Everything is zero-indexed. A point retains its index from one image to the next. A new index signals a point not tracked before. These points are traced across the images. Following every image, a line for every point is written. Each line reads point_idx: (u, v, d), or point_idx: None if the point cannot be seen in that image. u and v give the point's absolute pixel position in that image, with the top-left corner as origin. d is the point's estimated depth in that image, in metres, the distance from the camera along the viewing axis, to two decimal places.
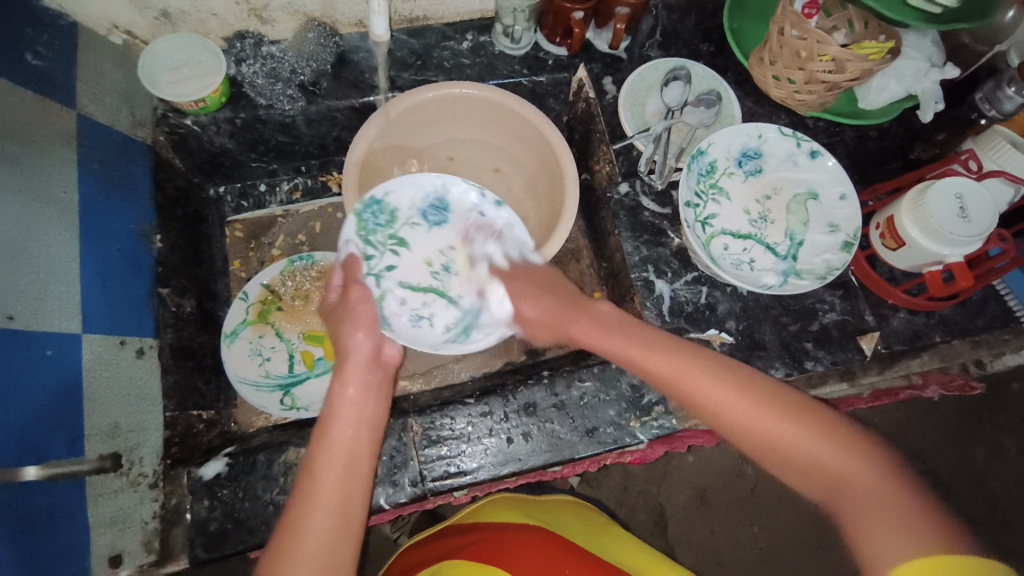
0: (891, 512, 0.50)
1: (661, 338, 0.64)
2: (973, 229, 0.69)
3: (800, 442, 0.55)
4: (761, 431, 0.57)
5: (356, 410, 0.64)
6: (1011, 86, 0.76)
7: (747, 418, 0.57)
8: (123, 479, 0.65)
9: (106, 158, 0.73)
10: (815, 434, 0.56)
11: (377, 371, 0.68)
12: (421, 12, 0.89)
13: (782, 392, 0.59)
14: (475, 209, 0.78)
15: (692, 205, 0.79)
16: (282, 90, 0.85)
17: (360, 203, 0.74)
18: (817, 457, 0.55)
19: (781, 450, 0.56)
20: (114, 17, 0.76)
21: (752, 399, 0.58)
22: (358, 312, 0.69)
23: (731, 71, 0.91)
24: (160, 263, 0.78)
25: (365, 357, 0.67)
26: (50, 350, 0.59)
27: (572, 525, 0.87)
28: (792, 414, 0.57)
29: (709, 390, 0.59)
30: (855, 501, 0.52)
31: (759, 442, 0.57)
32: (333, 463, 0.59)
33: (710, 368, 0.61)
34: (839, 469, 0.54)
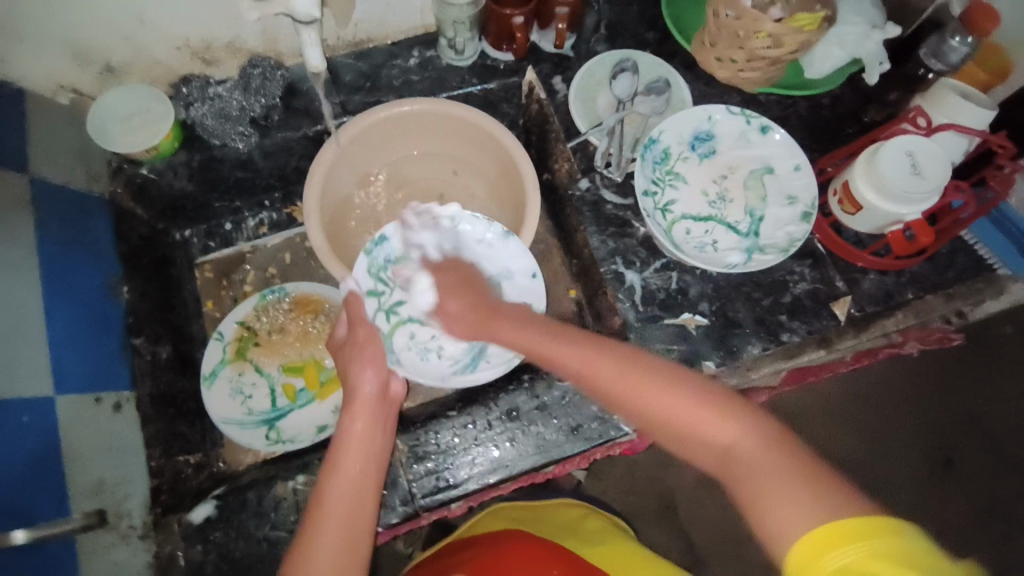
0: (770, 479, 0.45)
1: (569, 333, 0.62)
2: (927, 185, 0.69)
3: (677, 415, 0.51)
4: (650, 411, 0.53)
5: (365, 442, 0.65)
6: (954, 38, 0.79)
7: (639, 398, 0.54)
8: (114, 534, 0.65)
9: (65, 216, 0.73)
10: (685, 406, 0.51)
11: (381, 401, 0.69)
12: (365, 34, 0.89)
13: (671, 370, 0.54)
14: (482, 241, 0.78)
15: (649, 194, 0.81)
16: (233, 128, 0.85)
17: (372, 242, 0.76)
18: (707, 433, 0.50)
19: (671, 426, 0.52)
20: (60, 76, 0.76)
21: (638, 379, 0.54)
22: (370, 347, 0.72)
23: (678, 56, 0.91)
24: (131, 314, 0.78)
25: (373, 393, 0.69)
26: (27, 415, 0.60)
27: (576, 530, 0.85)
28: (664, 385, 0.53)
29: (612, 375, 0.56)
30: (741, 471, 0.47)
31: (650, 422, 0.53)
32: (338, 499, 0.61)
33: (613, 354, 0.57)
34: (709, 435, 0.50)
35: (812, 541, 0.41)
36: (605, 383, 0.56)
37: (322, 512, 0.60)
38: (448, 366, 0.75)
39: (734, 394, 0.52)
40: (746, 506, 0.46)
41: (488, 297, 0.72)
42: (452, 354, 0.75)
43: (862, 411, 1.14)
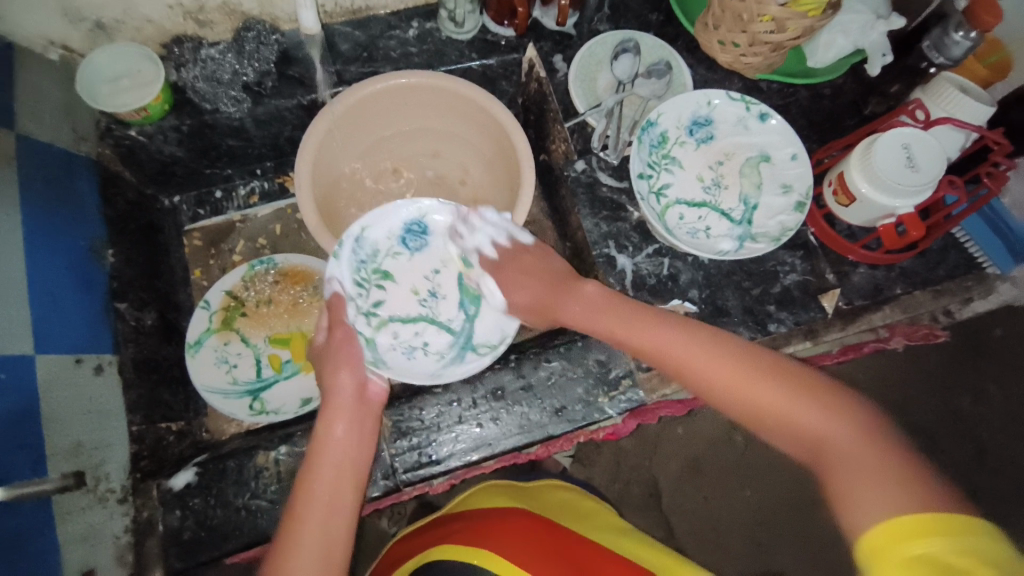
0: (874, 469, 0.49)
1: (662, 317, 0.66)
2: (921, 178, 0.69)
3: (785, 404, 0.56)
4: (751, 393, 0.58)
5: (343, 447, 0.64)
6: (958, 32, 0.78)
7: (727, 375, 0.59)
8: (90, 496, 0.65)
9: (49, 176, 0.72)
10: (788, 396, 0.56)
11: (360, 401, 0.67)
12: (363, 2, 0.87)
13: (777, 357, 0.60)
14: (451, 228, 0.79)
15: (645, 176, 0.80)
16: (225, 92, 0.83)
17: (340, 244, 0.73)
18: (809, 420, 0.55)
19: (772, 413, 0.57)
20: (48, 32, 0.75)
21: (738, 367, 0.60)
22: (337, 350, 0.70)
23: (681, 40, 0.90)
24: (115, 278, 0.77)
25: (349, 396, 0.67)
26: (5, 373, 0.59)
27: (566, 508, 0.86)
28: (759, 374, 0.58)
29: (719, 363, 0.60)
30: (841, 463, 0.51)
31: (749, 409, 0.58)
32: (315, 500, 0.60)
33: (726, 344, 0.62)
34: (808, 427, 0.55)
35: (893, 525, 0.44)
36: (702, 368, 0.61)
37: (299, 513, 0.59)
38: (434, 360, 0.75)
39: (840, 390, 0.57)
40: (835, 499, 0.50)
41: (553, 271, 0.73)
42: (439, 347, 0.76)
43: None
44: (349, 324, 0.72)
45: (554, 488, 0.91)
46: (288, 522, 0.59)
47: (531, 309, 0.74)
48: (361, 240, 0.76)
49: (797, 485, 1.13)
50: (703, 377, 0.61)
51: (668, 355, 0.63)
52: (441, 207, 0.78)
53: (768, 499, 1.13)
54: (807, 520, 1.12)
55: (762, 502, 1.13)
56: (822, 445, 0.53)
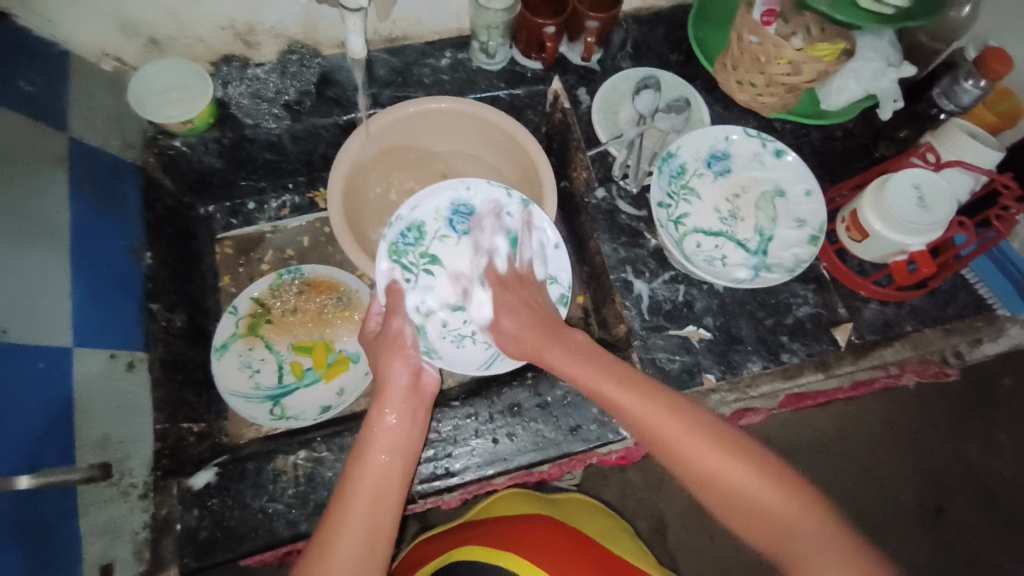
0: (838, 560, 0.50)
1: (639, 379, 0.64)
2: (931, 217, 0.72)
3: (732, 478, 0.56)
4: (699, 467, 0.57)
5: (395, 435, 0.66)
6: (967, 80, 0.81)
7: (686, 449, 0.58)
8: (114, 489, 0.66)
9: (96, 179, 0.75)
10: (752, 472, 0.56)
11: (412, 389, 0.69)
12: (401, 32, 0.92)
13: (714, 424, 0.59)
14: (501, 210, 0.78)
15: (664, 205, 0.83)
16: (268, 109, 0.87)
17: (389, 226, 0.75)
18: (768, 506, 0.54)
19: (738, 497, 0.55)
20: (104, 45, 0.80)
21: (700, 442, 0.58)
22: (395, 339, 0.72)
23: (700, 79, 0.95)
24: (150, 279, 0.80)
25: (404, 383, 0.69)
26: (43, 363, 0.61)
27: (584, 519, 0.88)
28: (716, 451, 0.57)
29: (690, 438, 0.58)
30: (803, 547, 0.51)
31: (704, 481, 0.57)
32: (364, 483, 0.62)
33: (669, 408, 0.60)
34: (774, 508, 0.54)
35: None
36: (675, 444, 0.58)
37: (347, 495, 0.61)
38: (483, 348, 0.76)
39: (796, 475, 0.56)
40: None
41: (542, 310, 0.73)
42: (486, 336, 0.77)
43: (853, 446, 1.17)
44: (403, 314, 0.73)
45: (576, 501, 0.93)
46: (335, 505, 0.61)
47: (503, 333, 0.73)
48: (408, 224, 0.77)
49: None
50: (676, 450, 0.58)
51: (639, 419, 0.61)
52: (490, 189, 0.79)
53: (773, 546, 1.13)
54: None
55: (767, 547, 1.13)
56: (785, 528, 0.53)
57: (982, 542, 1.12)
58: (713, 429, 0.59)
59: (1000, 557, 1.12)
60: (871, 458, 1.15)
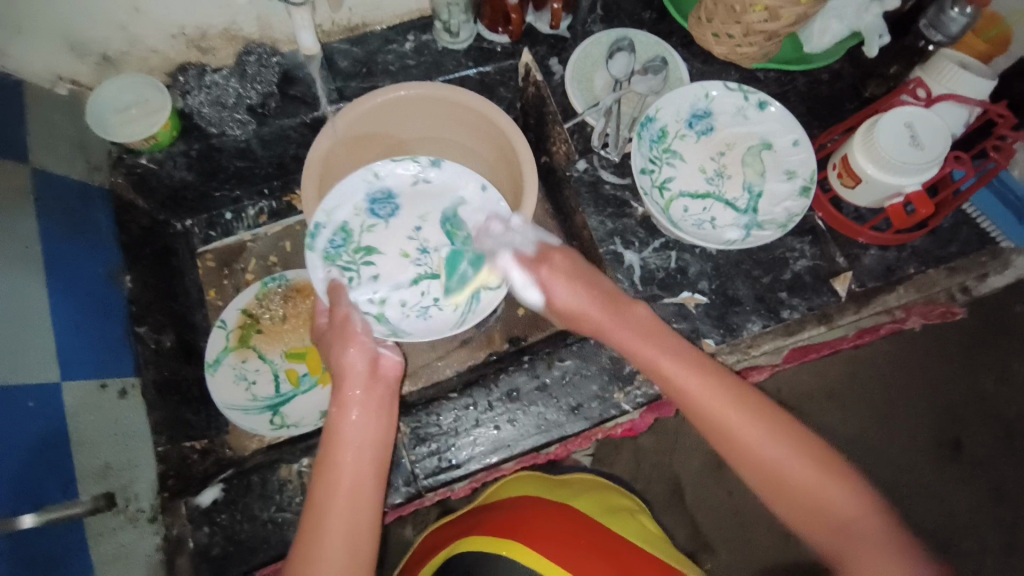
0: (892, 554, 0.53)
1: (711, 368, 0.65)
2: (926, 155, 0.69)
3: (793, 471, 0.58)
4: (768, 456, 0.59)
5: (360, 433, 0.65)
6: (954, 8, 0.77)
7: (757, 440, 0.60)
8: (121, 517, 0.66)
9: (66, 207, 0.74)
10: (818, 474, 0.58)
11: (374, 379, 0.68)
12: (360, 19, 0.89)
13: (783, 419, 0.61)
14: (418, 180, 0.80)
15: (647, 171, 0.80)
16: (230, 115, 0.85)
17: (313, 236, 0.74)
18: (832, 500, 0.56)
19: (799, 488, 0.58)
20: (57, 68, 0.78)
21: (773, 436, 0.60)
22: (343, 330, 0.69)
23: (674, 35, 0.91)
24: (134, 303, 0.79)
25: (362, 373, 0.67)
26: (33, 402, 0.61)
27: (593, 497, 0.87)
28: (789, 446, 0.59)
29: (756, 433, 0.60)
30: (862, 543, 0.54)
31: (764, 472, 0.59)
32: (338, 489, 0.61)
33: (744, 402, 0.62)
34: (832, 505, 0.56)
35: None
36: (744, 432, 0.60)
37: (323, 506, 0.60)
38: (451, 312, 0.77)
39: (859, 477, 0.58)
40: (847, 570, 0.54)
41: (598, 284, 0.71)
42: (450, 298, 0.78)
43: (867, 393, 1.15)
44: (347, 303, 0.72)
45: (590, 483, 0.93)
46: (311, 517, 0.60)
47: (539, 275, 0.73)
48: (332, 228, 0.76)
49: None
50: (742, 441, 0.60)
51: (712, 410, 0.62)
52: (400, 167, 0.79)
53: None
54: None
55: None
56: (840, 524, 0.56)
57: (1006, 473, 1.11)
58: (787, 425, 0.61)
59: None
60: (885, 401, 1.14)
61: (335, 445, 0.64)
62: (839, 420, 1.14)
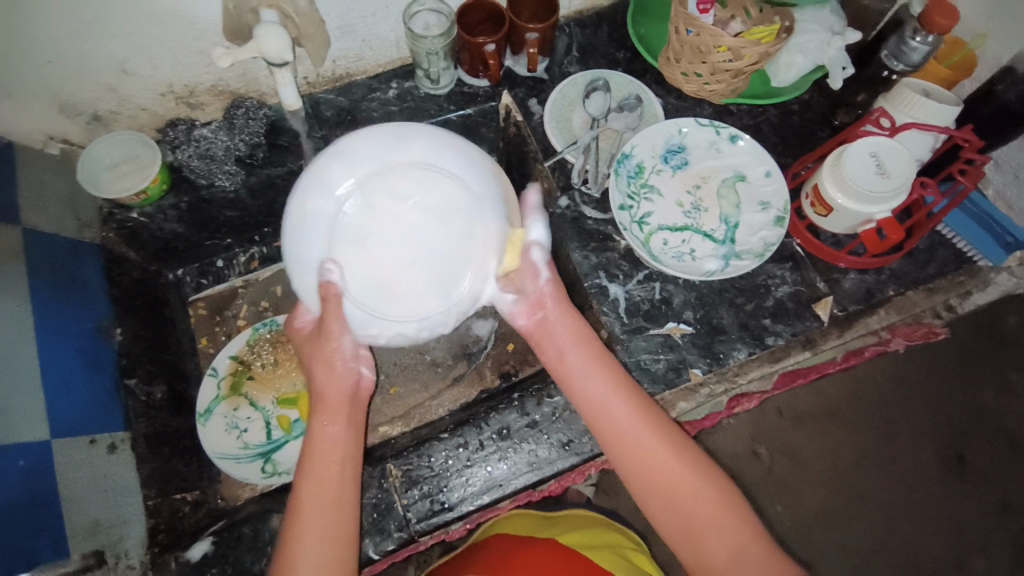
0: (773, 574, 0.56)
1: (638, 397, 0.63)
2: (892, 183, 0.71)
3: (696, 502, 0.59)
4: (675, 484, 0.60)
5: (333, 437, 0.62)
6: (915, 37, 0.80)
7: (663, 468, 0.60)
8: (112, 574, 0.65)
9: (56, 265, 0.75)
10: (719, 506, 0.59)
11: (349, 401, 0.64)
12: (344, 70, 0.92)
13: (689, 448, 0.62)
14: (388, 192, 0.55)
15: (626, 207, 0.82)
16: (220, 167, 0.89)
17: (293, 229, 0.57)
18: (725, 530, 0.58)
19: (697, 520, 0.59)
20: (48, 129, 0.80)
21: (682, 468, 0.60)
22: (326, 352, 0.62)
23: (648, 73, 0.94)
24: (124, 355, 0.79)
25: (339, 391, 0.63)
26: (24, 461, 0.62)
27: (585, 537, 0.87)
28: (695, 476, 0.60)
29: (662, 461, 0.60)
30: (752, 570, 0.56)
31: (668, 500, 0.59)
32: (319, 496, 0.59)
33: (658, 425, 0.62)
34: (729, 535, 0.58)
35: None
36: (653, 463, 0.60)
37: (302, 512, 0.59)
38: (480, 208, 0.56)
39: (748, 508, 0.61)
40: None
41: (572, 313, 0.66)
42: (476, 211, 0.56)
43: (864, 410, 1.15)
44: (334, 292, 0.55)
45: (587, 522, 0.92)
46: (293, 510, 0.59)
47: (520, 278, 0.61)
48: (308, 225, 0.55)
49: (829, 496, 1.12)
50: (656, 472, 0.60)
51: (626, 444, 0.61)
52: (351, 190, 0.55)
53: (799, 513, 1.12)
54: (841, 531, 1.11)
55: (795, 518, 1.12)
56: (733, 553, 0.57)
57: (1012, 486, 1.10)
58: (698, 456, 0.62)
59: None
60: (884, 419, 1.14)
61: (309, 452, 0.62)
62: (839, 440, 1.14)
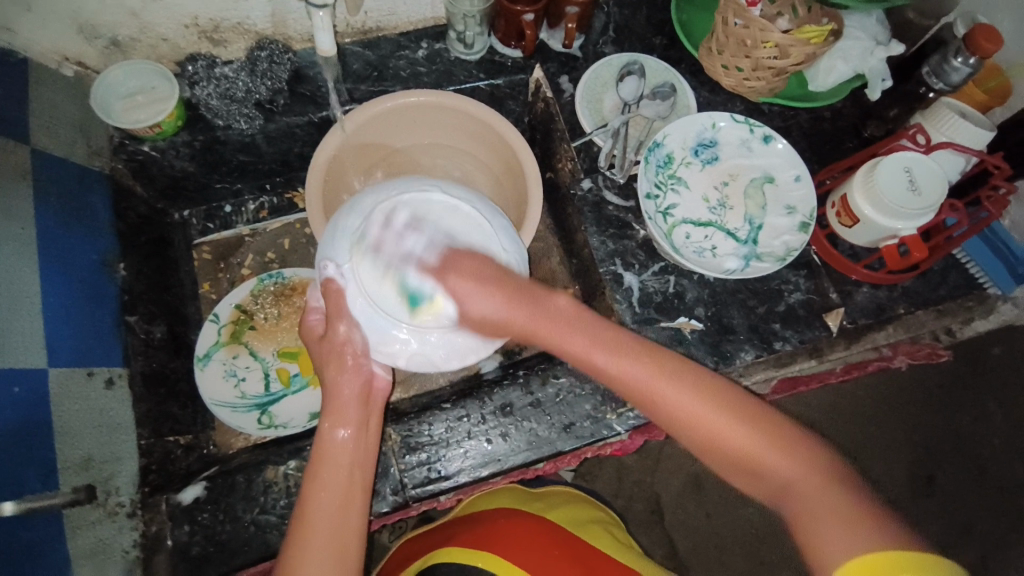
0: (826, 502, 0.51)
1: (626, 339, 0.60)
2: (923, 201, 0.71)
3: (721, 435, 0.56)
4: (691, 419, 0.57)
5: (349, 448, 0.62)
6: (957, 58, 0.79)
7: (678, 403, 0.58)
8: (101, 511, 0.65)
9: (63, 191, 0.73)
10: (748, 433, 0.56)
11: (365, 409, 0.64)
12: (374, 23, 0.89)
13: (695, 375, 0.59)
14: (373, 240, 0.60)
15: (652, 196, 0.81)
16: (238, 110, 0.84)
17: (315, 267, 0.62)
18: (765, 458, 0.55)
19: (735, 455, 0.56)
20: (64, 49, 0.76)
21: (697, 402, 0.58)
22: (339, 349, 0.62)
23: (685, 63, 0.92)
24: (126, 292, 0.77)
25: (356, 397, 0.63)
26: (19, 388, 0.60)
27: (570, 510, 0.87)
28: (717, 409, 0.57)
29: (671, 392, 0.58)
30: (798, 499, 0.52)
31: (700, 438, 0.57)
32: (325, 510, 0.59)
33: (654, 360, 0.59)
34: (771, 465, 0.55)
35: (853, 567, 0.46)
36: (665, 399, 0.58)
37: (310, 523, 0.58)
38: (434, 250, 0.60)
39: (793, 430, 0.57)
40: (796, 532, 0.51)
41: (515, 281, 0.61)
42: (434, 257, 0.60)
43: (847, 421, 1.16)
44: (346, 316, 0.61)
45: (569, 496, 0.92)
46: (299, 519, 0.59)
47: (482, 324, 0.60)
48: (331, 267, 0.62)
49: None
50: (672, 412, 0.58)
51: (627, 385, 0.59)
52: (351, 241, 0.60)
53: None
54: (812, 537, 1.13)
55: None
56: (780, 482, 0.54)
57: (978, 511, 1.12)
58: (714, 389, 0.58)
59: (994, 526, 1.12)
60: (864, 433, 1.16)
61: (322, 462, 0.61)
62: None
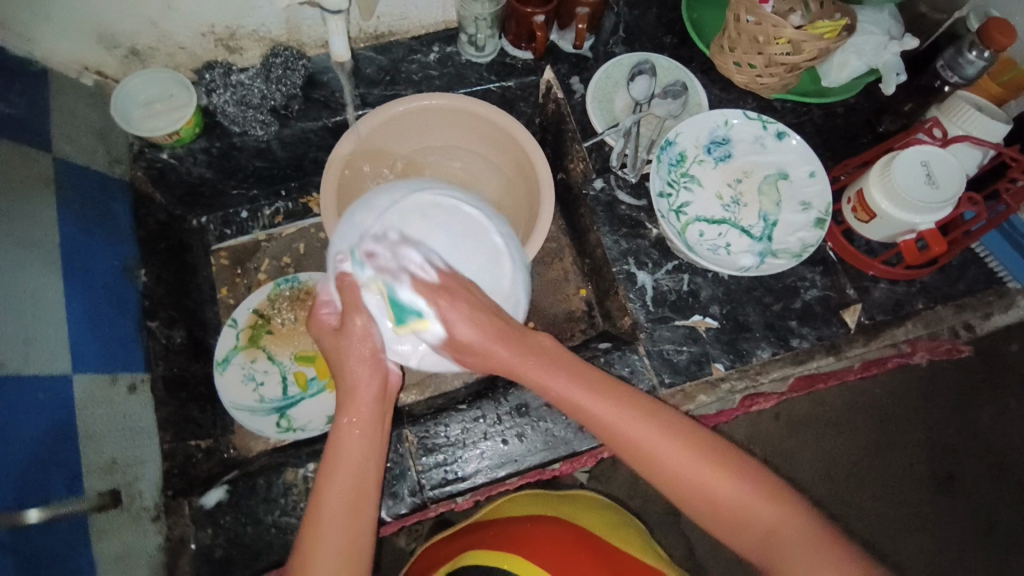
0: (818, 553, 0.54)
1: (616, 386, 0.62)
2: (942, 195, 0.70)
3: (712, 488, 0.57)
4: (685, 470, 0.58)
5: (358, 444, 0.62)
6: (972, 51, 0.78)
7: (668, 456, 0.58)
8: (126, 515, 0.65)
9: (86, 200, 0.74)
10: (737, 485, 0.57)
11: (377, 407, 0.63)
12: (386, 28, 0.90)
13: (682, 424, 0.60)
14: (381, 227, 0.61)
15: (665, 195, 0.81)
16: (254, 116, 0.85)
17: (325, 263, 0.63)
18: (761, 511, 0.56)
19: (728, 507, 0.57)
20: (83, 59, 0.78)
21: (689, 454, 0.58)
22: (354, 342, 0.62)
23: (696, 61, 0.92)
24: (147, 297, 0.79)
25: (372, 392, 0.63)
26: (42, 393, 0.61)
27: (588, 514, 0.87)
28: (710, 462, 0.58)
29: (660, 442, 0.59)
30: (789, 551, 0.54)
31: (690, 491, 0.58)
32: (335, 505, 0.59)
33: (640, 408, 0.61)
34: (761, 517, 0.56)
35: None
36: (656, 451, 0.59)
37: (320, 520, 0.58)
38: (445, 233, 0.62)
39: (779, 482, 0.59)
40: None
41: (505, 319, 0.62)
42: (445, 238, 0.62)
43: (864, 420, 1.15)
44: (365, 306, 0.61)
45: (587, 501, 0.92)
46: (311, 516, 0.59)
47: (456, 346, 0.61)
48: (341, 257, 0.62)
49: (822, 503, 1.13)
50: (663, 463, 0.59)
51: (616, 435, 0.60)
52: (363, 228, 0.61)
53: None
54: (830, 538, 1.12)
55: None
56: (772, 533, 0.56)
57: (999, 510, 1.11)
58: (703, 439, 0.60)
59: (1015, 525, 1.10)
60: (881, 431, 1.14)
61: (333, 458, 0.61)
62: (835, 448, 1.14)
